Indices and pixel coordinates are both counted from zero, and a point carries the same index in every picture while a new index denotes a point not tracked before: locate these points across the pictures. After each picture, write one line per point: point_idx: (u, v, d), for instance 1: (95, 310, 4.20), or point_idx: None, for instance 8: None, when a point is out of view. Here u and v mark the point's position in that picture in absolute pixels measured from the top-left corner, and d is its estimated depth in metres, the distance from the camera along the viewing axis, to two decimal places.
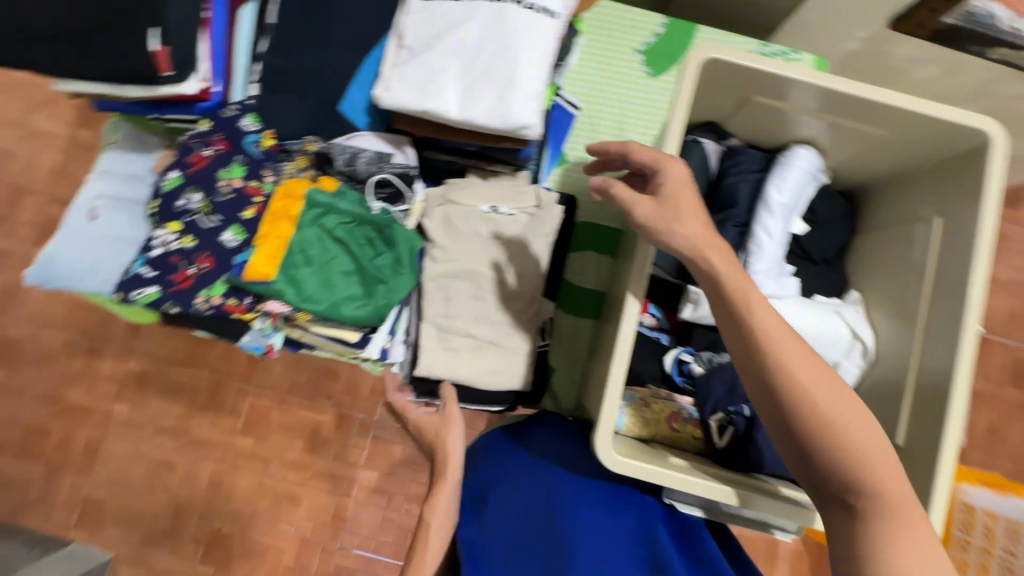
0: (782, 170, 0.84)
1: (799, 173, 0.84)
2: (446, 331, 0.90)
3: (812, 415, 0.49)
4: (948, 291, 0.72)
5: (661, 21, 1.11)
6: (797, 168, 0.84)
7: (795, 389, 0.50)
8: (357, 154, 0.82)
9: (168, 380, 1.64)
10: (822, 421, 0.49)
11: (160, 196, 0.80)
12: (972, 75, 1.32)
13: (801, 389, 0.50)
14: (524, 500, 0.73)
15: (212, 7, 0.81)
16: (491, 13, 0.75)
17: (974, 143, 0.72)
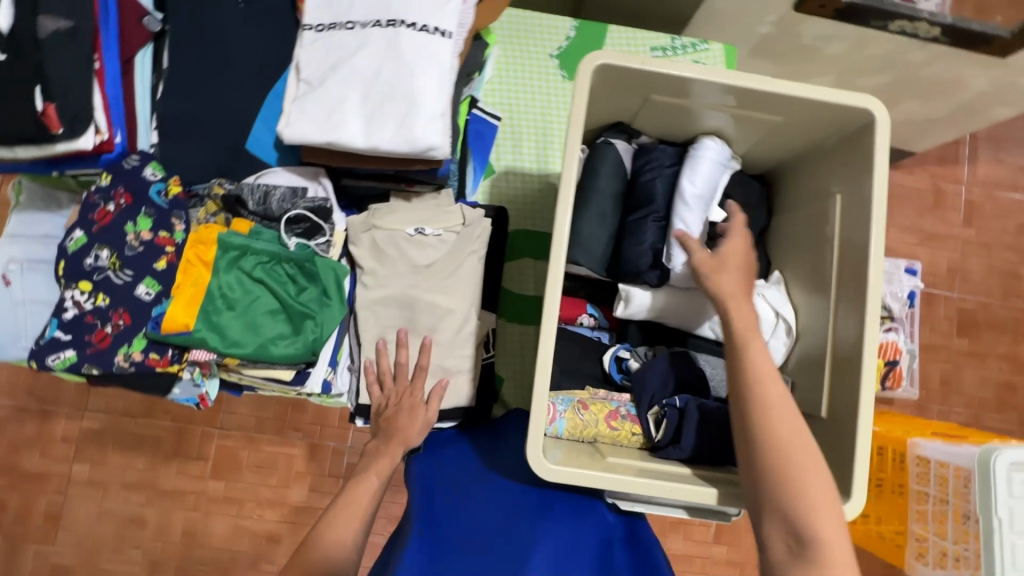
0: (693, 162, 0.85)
1: (708, 164, 0.85)
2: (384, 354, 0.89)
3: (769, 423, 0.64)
4: (853, 265, 0.75)
5: (570, 26, 1.13)
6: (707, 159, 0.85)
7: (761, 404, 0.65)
8: (268, 192, 0.81)
9: (131, 434, 1.68)
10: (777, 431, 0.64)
11: (65, 257, 0.76)
12: (880, 48, 1.39)
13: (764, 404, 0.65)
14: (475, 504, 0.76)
15: (102, 54, 0.78)
16: (384, 40, 0.76)
17: (861, 121, 0.75)
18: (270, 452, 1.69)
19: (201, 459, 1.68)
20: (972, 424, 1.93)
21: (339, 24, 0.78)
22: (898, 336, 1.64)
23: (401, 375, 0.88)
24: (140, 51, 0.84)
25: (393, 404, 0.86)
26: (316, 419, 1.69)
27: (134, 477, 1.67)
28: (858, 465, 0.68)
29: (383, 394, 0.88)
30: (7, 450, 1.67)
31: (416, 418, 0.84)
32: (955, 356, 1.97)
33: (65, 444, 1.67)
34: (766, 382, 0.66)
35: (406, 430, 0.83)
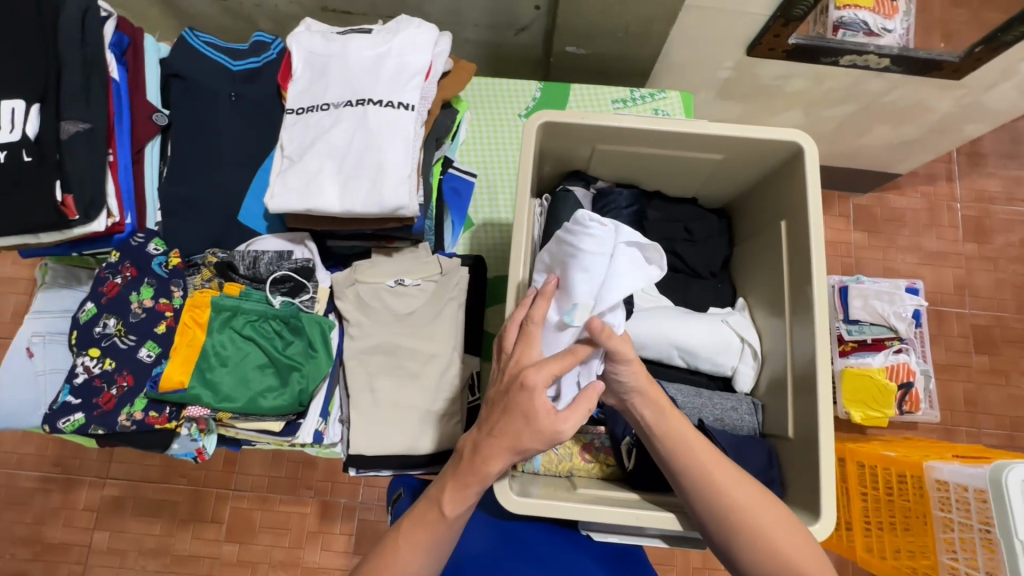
0: (569, 257, 0.66)
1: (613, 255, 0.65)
2: (379, 401, 0.95)
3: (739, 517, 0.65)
4: (802, 285, 0.78)
5: (536, 88, 1.24)
6: (557, 241, 0.68)
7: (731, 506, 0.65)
8: (258, 257, 0.89)
9: (149, 499, 1.73)
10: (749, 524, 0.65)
11: (78, 327, 0.85)
12: (836, 80, 1.47)
13: (735, 507, 0.65)
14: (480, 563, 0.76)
15: (116, 149, 0.91)
16: (354, 116, 0.86)
17: (794, 152, 0.80)
18: (283, 512, 1.70)
19: (215, 522, 1.71)
20: (1006, 445, 1.84)
21: (316, 106, 0.88)
22: (909, 357, 1.60)
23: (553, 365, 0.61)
24: (149, 143, 0.96)
25: (503, 411, 0.61)
26: (327, 476, 1.72)
27: (151, 544, 1.70)
28: (825, 481, 0.69)
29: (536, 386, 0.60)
30: (32, 522, 1.72)
31: (537, 435, 0.61)
32: (976, 375, 1.91)
33: (88, 512, 1.72)
34: (724, 477, 0.66)
35: (521, 442, 0.61)
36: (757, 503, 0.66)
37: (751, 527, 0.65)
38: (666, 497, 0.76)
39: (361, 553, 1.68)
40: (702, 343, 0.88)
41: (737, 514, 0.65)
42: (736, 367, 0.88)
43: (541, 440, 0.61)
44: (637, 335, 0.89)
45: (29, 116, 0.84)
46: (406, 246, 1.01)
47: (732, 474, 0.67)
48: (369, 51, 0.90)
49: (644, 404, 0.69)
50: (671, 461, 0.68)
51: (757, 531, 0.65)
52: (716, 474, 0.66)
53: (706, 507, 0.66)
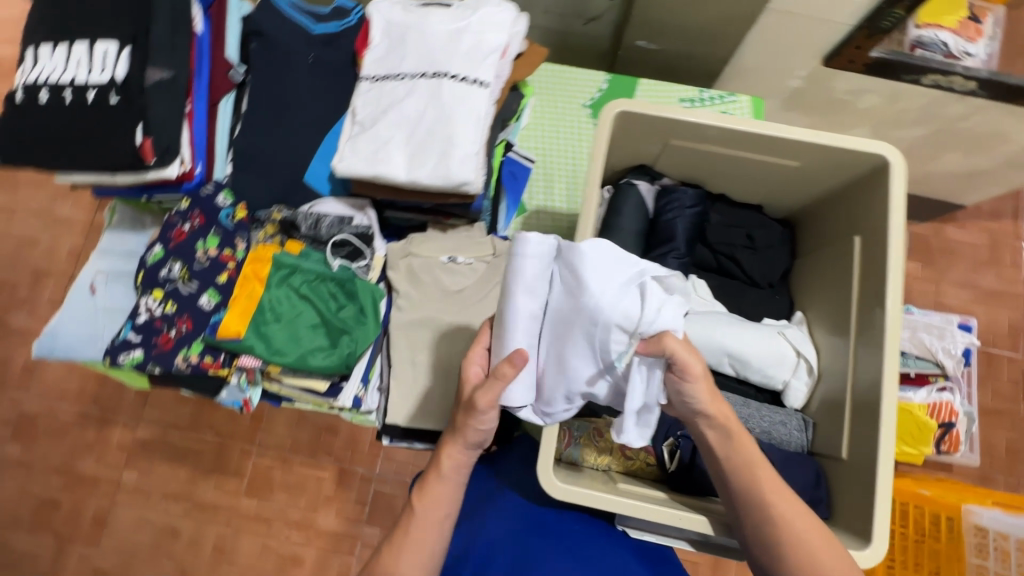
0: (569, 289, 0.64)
1: (602, 263, 0.63)
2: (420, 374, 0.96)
3: (793, 552, 0.61)
4: (872, 303, 0.75)
5: (603, 79, 1.22)
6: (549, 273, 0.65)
7: (788, 539, 0.61)
8: (319, 219, 0.90)
9: (177, 445, 1.79)
10: (803, 562, 0.61)
11: (145, 268, 0.88)
12: (916, 101, 1.39)
13: (791, 540, 0.61)
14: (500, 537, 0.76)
15: (193, 100, 0.93)
16: (428, 89, 0.86)
17: (878, 166, 0.77)
18: (301, 474, 1.74)
19: (237, 475, 1.76)
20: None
21: (391, 75, 0.89)
22: (953, 396, 1.51)
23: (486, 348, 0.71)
24: (224, 98, 0.98)
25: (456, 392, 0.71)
26: (348, 444, 1.75)
27: (175, 489, 1.76)
28: (880, 507, 0.66)
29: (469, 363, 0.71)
30: (68, 453, 1.80)
31: (464, 407, 0.68)
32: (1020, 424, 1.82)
33: (119, 451, 1.79)
34: (781, 506, 0.62)
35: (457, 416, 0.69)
36: (819, 538, 0.61)
37: (806, 562, 0.60)
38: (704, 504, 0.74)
39: (373, 523, 1.71)
40: (755, 352, 0.85)
41: (791, 546, 0.61)
42: (790, 381, 0.86)
43: (468, 415, 0.67)
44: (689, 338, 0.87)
45: (120, 59, 0.86)
46: (462, 225, 1.02)
47: (793, 507, 0.63)
48: (447, 25, 0.90)
49: (710, 424, 0.66)
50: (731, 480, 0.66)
51: (815, 570, 0.60)
52: (776, 503, 0.62)
53: (759, 535, 0.63)
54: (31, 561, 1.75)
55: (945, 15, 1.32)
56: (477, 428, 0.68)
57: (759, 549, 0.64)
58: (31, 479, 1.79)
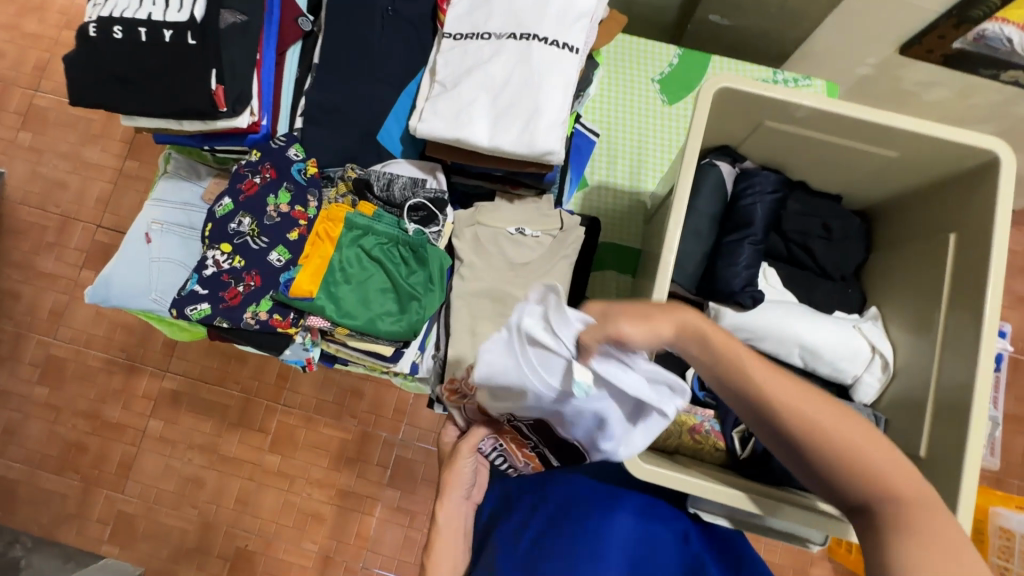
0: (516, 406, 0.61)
1: (495, 371, 0.58)
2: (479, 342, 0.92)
3: (808, 441, 0.50)
4: (967, 300, 0.73)
5: (675, 53, 1.17)
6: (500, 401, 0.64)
7: (793, 422, 0.51)
8: (392, 180, 0.88)
9: (203, 398, 1.80)
10: (821, 450, 0.50)
11: (213, 220, 0.86)
12: (986, 98, 1.30)
13: (798, 421, 0.51)
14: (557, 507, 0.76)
15: (263, 50, 0.89)
16: (516, 51, 0.82)
17: (986, 162, 0.74)
18: (325, 434, 1.76)
19: (262, 431, 1.78)
20: None
21: (476, 34, 0.85)
22: None
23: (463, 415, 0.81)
24: (291, 46, 0.95)
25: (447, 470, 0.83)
26: (372, 408, 1.76)
27: (200, 440, 1.78)
28: (966, 506, 0.66)
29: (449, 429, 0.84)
30: (95, 399, 1.81)
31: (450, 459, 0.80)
32: None
33: (146, 400, 1.80)
34: (768, 382, 0.52)
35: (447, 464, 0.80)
36: (824, 410, 0.50)
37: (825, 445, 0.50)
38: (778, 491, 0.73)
39: (393, 487, 1.73)
40: (828, 343, 0.84)
41: (802, 431, 0.50)
42: (861, 376, 0.85)
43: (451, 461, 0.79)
44: (758, 327, 0.86)
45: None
46: (530, 194, 0.99)
47: (785, 384, 0.52)
48: None
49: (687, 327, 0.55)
50: (729, 388, 0.54)
51: (837, 452, 0.49)
52: (790, 407, 0.51)
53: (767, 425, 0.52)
54: (55, 501, 1.77)
55: None
56: (455, 473, 0.78)
57: (788, 452, 0.52)
58: (57, 421, 1.80)
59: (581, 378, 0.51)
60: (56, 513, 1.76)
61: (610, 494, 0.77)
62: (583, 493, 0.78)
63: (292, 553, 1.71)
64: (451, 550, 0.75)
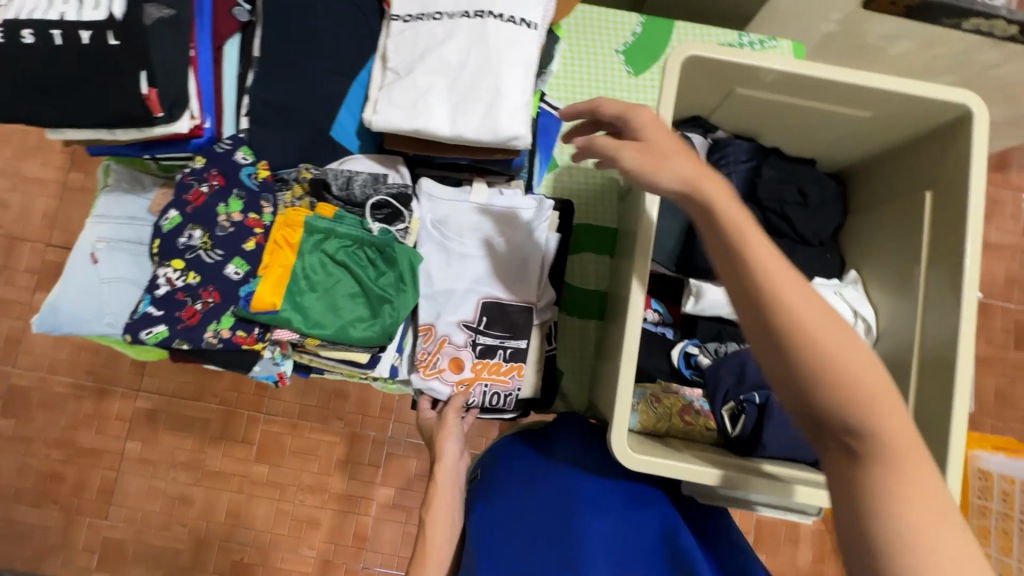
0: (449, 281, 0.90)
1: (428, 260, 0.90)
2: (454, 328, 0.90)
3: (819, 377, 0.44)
4: (947, 258, 0.72)
5: (637, 21, 1.12)
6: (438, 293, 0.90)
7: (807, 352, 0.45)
8: (351, 178, 0.83)
9: (180, 414, 1.74)
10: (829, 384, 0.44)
11: (161, 235, 0.80)
12: (949, 47, 1.29)
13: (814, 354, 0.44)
14: (540, 502, 0.74)
15: (197, 44, 0.83)
16: (471, 31, 0.77)
17: (958, 116, 0.72)
18: (312, 439, 1.72)
19: (246, 442, 1.73)
20: None
21: (427, 14, 0.79)
22: None
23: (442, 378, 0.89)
24: (228, 40, 0.88)
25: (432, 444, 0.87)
26: (359, 408, 1.73)
27: (183, 458, 1.72)
28: (954, 465, 0.66)
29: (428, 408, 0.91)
30: (65, 425, 1.73)
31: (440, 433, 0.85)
32: (1011, 370, 1.80)
33: (120, 422, 1.73)
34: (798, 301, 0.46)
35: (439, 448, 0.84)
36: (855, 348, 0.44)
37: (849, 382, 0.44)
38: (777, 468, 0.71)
39: (386, 485, 1.71)
40: None
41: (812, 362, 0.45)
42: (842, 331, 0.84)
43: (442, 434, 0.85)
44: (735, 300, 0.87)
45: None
46: (500, 181, 0.93)
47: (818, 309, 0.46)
48: None
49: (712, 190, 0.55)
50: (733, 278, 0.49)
51: (856, 393, 0.43)
52: (814, 327, 0.45)
53: (785, 344, 0.46)
54: (35, 534, 1.71)
55: None
56: (448, 427, 0.85)
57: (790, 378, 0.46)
58: (27, 453, 1.72)
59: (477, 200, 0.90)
60: (39, 546, 1.70)
61: (596, 483, 0.77)
62: (571, 486, 0.75)
63: (290, 561, 1.68)
64: (442, 538, 0.74)
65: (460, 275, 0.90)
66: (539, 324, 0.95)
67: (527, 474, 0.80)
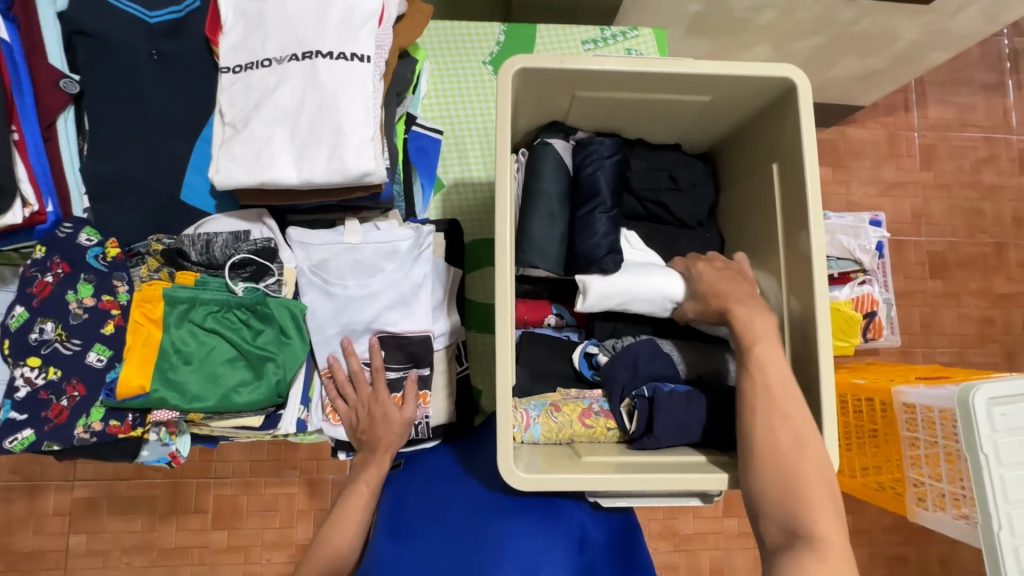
0: (340, 326, 0.86)
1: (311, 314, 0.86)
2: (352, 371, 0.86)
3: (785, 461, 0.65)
4: (796, 229, 0.76)
5: (499, 30, 1.12)
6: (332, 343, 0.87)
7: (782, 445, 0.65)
8: (210, 241, 0.80)
9: (122, 496, 1.64)
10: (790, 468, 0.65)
11: (9, 335, 0.76)
12: (809, 11, 1.31)
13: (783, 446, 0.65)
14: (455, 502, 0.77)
15: (21, 127, 0.77)
16: (303, 74, 0.76)
17: (786, 87, 0.75)
18: (270, 494, 1.65)
19: (199, 511, 1.65)
20: (957, 363, 1.82)
21: (256, 63, 0.77)
22: (873, 288, 1.62)
23: (360, 384, 0.85)
24: (61, 115, 0.82)
25: (366, 416, 0.84)
26: (312, 454, 1.67)
27: (134, 541, 1.63)
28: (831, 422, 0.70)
29: (348, 407, 0.85)
30: (2, 531, 1.62)
31: (394, 423, 0.83)
32: (930, 299, 1.85)
33: (59, 518, 1.63)
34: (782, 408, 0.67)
35: (390, 434, 0.82)
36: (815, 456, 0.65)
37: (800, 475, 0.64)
38: (680, 462, 0.73)
39: None
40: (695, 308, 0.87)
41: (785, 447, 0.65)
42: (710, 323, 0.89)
43: (401, 425, 0.83)
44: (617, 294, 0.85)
45: None
46: (375, 215, 0.92)
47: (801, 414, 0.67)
48: None
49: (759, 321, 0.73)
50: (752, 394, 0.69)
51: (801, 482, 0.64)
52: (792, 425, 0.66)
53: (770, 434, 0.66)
54: None
55: None
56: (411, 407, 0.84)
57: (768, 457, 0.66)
58: None
59: (350, 233, 0.87)
60: None
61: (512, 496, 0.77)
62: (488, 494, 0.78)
63: None
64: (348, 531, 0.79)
65: (351, 315, 0.86)
66: (444, 349, 0.91)
67: (447, 477, 0.83)
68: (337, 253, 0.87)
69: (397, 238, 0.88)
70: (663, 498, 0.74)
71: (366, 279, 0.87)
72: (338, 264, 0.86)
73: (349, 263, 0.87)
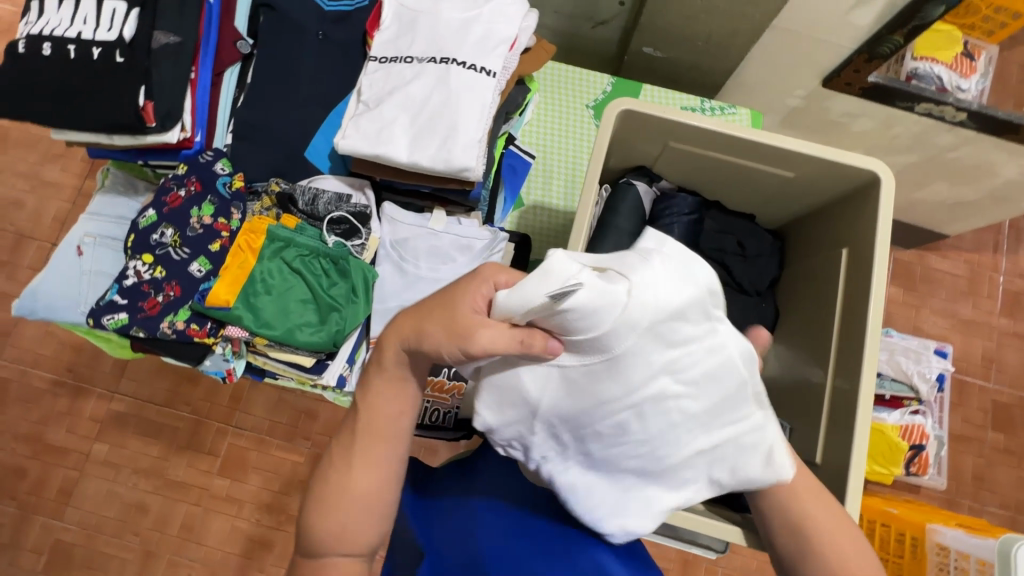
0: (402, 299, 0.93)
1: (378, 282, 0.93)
2: None
3: None
4: (854, 317, 0.78)
5: (608, 81, 1.21)
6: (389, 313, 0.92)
7: None
8: (317, 196, 0.91)
9: (149, 419, 1.68)
10: None
11: (136, 231, 0.88)
12: (906, 129, 1.34)
13: None
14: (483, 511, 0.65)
15: (198, 68, 0.92)
16: (436, 75, 0.87)
17: (869, 180, 0.79)
18: (277, 457, 1.65)
19: (212, 454, 1.66)
20: (1008, 528, 1.65)
21: (400, 57, 0.89)
22: (925, 419, 1.52)
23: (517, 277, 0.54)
24: (229, 68, 0.97)
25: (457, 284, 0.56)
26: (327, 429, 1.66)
27: (146, 464, 1.65)
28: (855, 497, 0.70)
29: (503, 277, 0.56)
30: (36, 422, 1.68)
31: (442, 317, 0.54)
32: (988, 452, 1.72)
33: (89, 423, 1.68)
34: None
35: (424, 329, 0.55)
36: None
37: None
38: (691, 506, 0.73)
39: None
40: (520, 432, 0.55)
41: None
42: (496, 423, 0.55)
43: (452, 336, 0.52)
44: (732, 458, 0.55)
45: (127, 19, 0.86)
46: (460, 212, 0.99)
47: None
48: (459, 13, 0.90)
49: None
50: None
51: None
52: None
53: None
54: None
55: (940, 48, 1.28)
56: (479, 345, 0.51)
57: None
58: None
59: (435, 221, 0.96)
60: None
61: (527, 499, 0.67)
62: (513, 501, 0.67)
63: None
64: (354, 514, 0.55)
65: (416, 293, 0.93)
66: None
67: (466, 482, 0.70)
68: (418, 236, 0.95)
69: (474, 236, 0.96)
70: (664, 536, 0.76)
71: (437, 265, 0.94)
72: (417, 245, 0.94)
73: (426, 247, 0.95)
